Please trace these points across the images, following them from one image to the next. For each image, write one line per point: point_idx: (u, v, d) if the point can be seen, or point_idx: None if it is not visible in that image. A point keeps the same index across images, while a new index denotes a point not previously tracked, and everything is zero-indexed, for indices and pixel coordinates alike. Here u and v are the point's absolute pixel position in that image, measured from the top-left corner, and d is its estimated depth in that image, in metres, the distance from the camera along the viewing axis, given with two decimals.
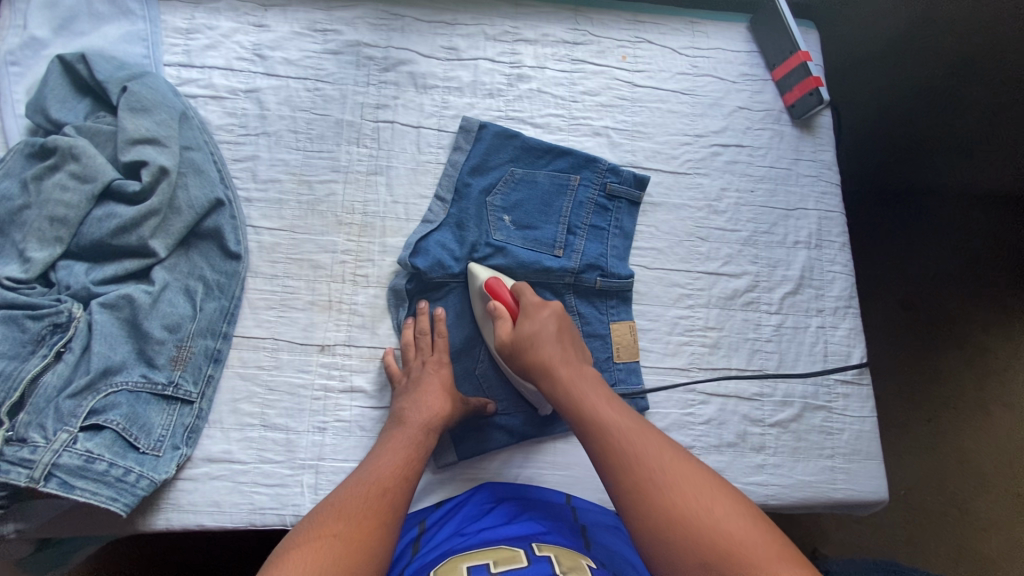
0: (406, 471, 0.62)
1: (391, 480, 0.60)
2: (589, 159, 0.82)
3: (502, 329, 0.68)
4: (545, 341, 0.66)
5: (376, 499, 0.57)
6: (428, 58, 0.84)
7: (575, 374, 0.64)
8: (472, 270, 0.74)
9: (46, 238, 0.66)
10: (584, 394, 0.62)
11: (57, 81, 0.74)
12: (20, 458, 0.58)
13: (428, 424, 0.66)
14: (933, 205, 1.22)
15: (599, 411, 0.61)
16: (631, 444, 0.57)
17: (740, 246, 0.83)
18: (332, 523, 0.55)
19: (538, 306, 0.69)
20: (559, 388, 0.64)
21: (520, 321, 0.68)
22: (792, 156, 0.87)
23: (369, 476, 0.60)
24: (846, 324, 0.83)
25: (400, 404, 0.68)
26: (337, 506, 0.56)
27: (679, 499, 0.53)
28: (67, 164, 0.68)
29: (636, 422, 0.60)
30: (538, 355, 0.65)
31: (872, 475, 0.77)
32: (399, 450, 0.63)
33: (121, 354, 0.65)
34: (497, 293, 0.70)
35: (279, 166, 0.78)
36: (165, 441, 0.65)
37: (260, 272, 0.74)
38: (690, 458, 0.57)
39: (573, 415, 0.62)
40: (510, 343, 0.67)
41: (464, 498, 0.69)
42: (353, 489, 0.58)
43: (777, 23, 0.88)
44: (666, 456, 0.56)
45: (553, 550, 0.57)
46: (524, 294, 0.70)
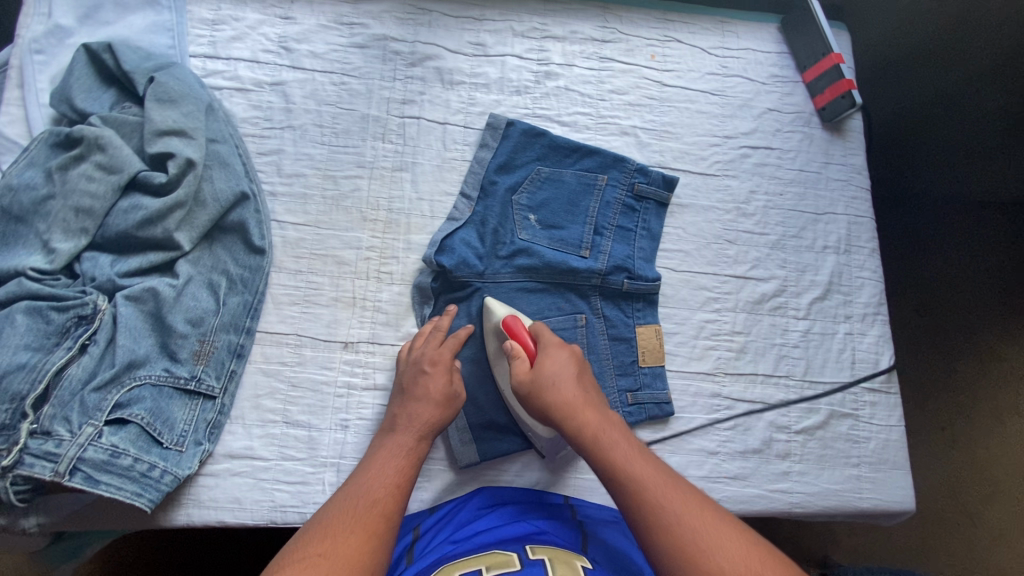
0: (398, 481, 0.59)
1: (380, 493, 0.57)
2: (617, 159, 0.81)
3: (520, 369, 0.65)
4: (566, 383, 0.64)
5: (364, 511, 0.55)
6: (456, 53, 0.83)
7: (603, 424, 0.62)
8: (489, 307, 0.71)
9: (71, 229, 0.66)
10: (613, 443, 0.60)
11: (83, 72, 0.73)
12: (44, 452, 0.57)
13: (420, 430, 0.64)
14: (946, 215, 1.22)
15: (632, 464, 0.58)
16: (669, 502, 0.54)
17: (769, 250, 0.82)
18: (317, 545, 0.51)
19: (557, 346, 0.67)
20: (585, 435, 0.61)
21: (539, 361, 0.66)
22: (822, 159, 0.86)
23: (358, 489, 0.57)
24: (874, 331, 0.82)
25: (397, 405, 0.66)
26: (324, 524, 0.54)
27: (727, 564, 0.50)
28: (92, 154, 0.67)
29: (669, 477, 0.57)
30: (561, 401, 0.63)
31: (900, 485, 0.76)
32: (389, 459, 0.61)
33: (145, 348, 0.65)
34: (514, 333, 0.68)
35: (304, 160, 0.77)
36: (187, 436, 0.64)
37: (284, 267, 0.74)
38: (727, 516, 0.54)
39: (605, 470, 0.59)
40: (528, 386, 0.64)
41: (469, 494, 0.68)
42: (339, 506, 0.56)
43: (810, 24, 0.86)
44: (703, 512, 0.53)
45: (546, 551, 0.57)
46: (543, 333, 0.68)
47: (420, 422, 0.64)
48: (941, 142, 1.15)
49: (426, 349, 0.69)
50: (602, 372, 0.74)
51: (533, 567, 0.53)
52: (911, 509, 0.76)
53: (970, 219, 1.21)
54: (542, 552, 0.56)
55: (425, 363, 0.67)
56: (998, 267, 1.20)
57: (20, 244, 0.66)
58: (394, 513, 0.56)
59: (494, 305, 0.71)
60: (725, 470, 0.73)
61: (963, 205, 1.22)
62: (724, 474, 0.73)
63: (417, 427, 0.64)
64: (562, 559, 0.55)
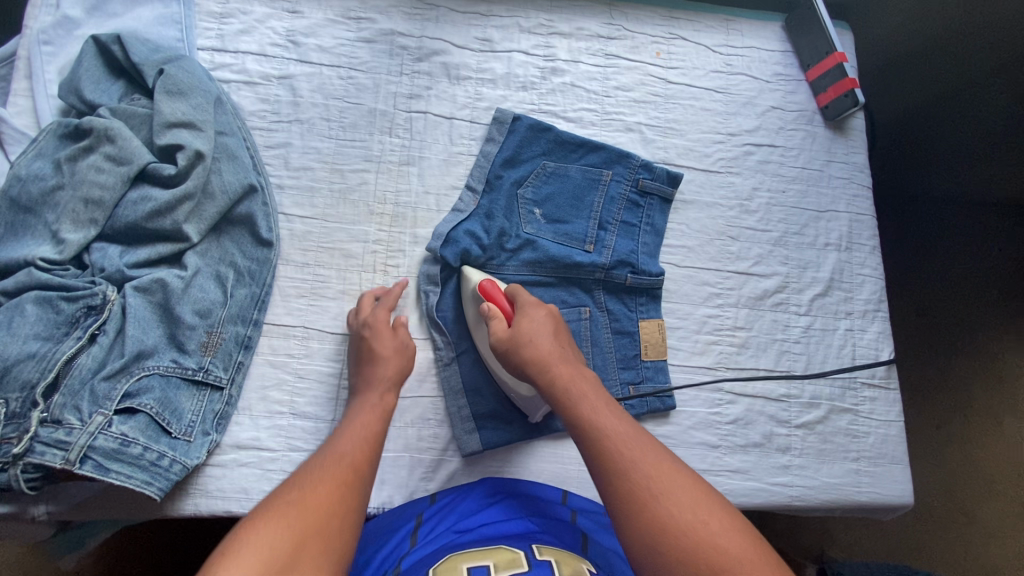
0: (368, 436, 0.59)
1: (348, 445, 0.58)
2: (622, 155, 0.81)
3: (497, 329, 0.67)
4: (541, 338, 0.65)
5: (334, 463, 0.55)
6: (463, 49, 0.84)
7: (575, 375, 0.63)
8: (466, 273, 0.73)
9: (80, 220, 0.66)
10: (582, 393, 0.61)
11: (91, 63, 0.73)
12: (55, 440, 0.57)
13: (383, 386, 0.65)
14: (944, 213, 1.24)
15: (598, 414, 0.59)
16: (628, 449, 0.55)
17: (771, 246, 0.83)
18: (289, 494, 0.51)
19: (532, 306, 0.69)
20: (553, 385, 0.62)
21: (516, 321, 0.67)
22: (825, 157, 0.87)
23: (331, 448, 0.57)
24: (874, 327, 0.83)
25: (358, 367, 0.67)
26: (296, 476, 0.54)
27: (674, 509, 0.50)
28: (101, 145, 0.67)
29: (633, 427, 0.58)
30: (533, 354, 0.64)
31: (898, 479, 0.77)
32: (358, 415, 0.62)
33: (153, 338, 0.65)
34: (490, 296, 0.69)
35: (311, 154, 0.78)
36: (196, 426, 0.65)
37: (292, 260, 0.74)
38: (687, 466, 0.55)
39: (570, 416, 0.60)
40: (502, 343, 0.66)
41: (468, 485, 0.69)
42: (311, 463, 0.56)
43: (814, 23, 0.87)
44: (660, 462, 0.54)
45: (553, 553, 0.57)
46: (519, 295, 0.70)
47: (388, 378, 0.66)
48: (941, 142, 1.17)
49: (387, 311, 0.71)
50: (605, 364, 0.75)
51: (539, 565, 0.53)
52: (909, 504, 0.77)
53: (966, 218, 1.23)
54: (547, 552, 0.56)
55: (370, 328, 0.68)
56: (985, 266, 1.22)
57: (29, 234, 0.66)
58: (365, 465, 0.56)
59: (470, 274, 0.73)
60: (726, 464, 0.74)
61: (957, 204, 1.24)
62: (726, 467, 0.74)
63: (386, 383, 0.66)
64: (568, 561, 0.55)
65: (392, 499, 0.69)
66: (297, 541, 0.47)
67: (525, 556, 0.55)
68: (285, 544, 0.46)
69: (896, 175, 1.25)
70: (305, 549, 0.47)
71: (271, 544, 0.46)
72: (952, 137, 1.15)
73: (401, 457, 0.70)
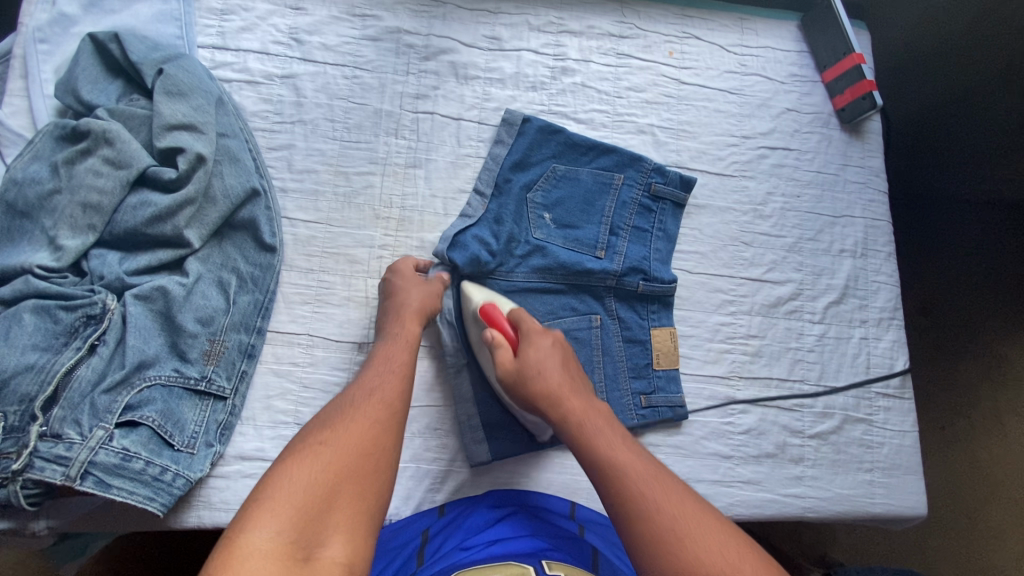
0: (397, 372, 0.60)
1: (381, 381, 0.59)
2: (634, 158, 0.79)
3: (504, 358, 0.65)
4: (551, 371, 0.64)
5: (365, 404, 0.56)
6: (471, 47, 0.81)
7: (591, 413, 0.61)
8: (466, 291, 0.71)
9: (78, 226, 0.64)
10: (598, 434, 0.59)
11: (88, 62, 0.71)
12: (55, 456, 0.56)
13: (412, 320, 0.66)
14: (951, 214, 1.23)
15: (618, 456, 0.57)
16: (652, 493, 0.53)
17: (785, 253, 0.81)
18: (322, 434, 0.53)
19: (539, 333, 0.67)
20: (568, 423, 0.61)
21: (521, 350, 0.65)
22: (840, 162, 0.85)
23: (359, 387, 0.58)
24: (889, 336, 0.81)
25: (383, 308, 0.68)
26: (326, 417, 0.55)
27: (703, 555, 0.49)
28: (99, 148, 0.65)
29: (653, 465, 0.57)
30: (545, 388, 0.62)
31: (912, 490, 0.76)
32: (387, 352, 0.63)
33: (155, 348, 0.63)
34: (493, 321, 0.67)
35: (316, 156, 0.76)
36: (198, 438, 0.63)
37: (296, 266, 0.72)
38: (708, 505, 0.54)
39: (588, 456, 0.58)
40: (512, 373, 0.64)
41: (476, 498, 0.67)
42: (341, 402, 0.57)
43: (831, 23, 0.85)
44: (686, 504, 0.53)
45: (564, 567, 0.56)
46: (523, 320, 0.68)
47: (412, 310, 0.67)
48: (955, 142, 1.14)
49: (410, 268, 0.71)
50: (617, 374, 0.74)
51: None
52: (922, 515, 0.76)
53: (973, 218, 1.22)
54: (558, 567, 0.56)
55: (394, 276, 0.70)
56: (992, 267, 1.20)
57: (26, 240, 0.64)
58: (396, 399, 0.58)
59: (471, 292, 0.71)
60: (738, 474, 0.72)
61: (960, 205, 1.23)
62: (738, 478, 0.73)
63: (411, 316, 0.66)
64: None
65: (399, 511, 0.68)
66: (331, 486, 0.49)
67: (536, 571, 0.54)
68: (318, 490, 0.48)
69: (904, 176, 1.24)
70: (340, 493, 0.49)
71: (305, 493, 0.48)
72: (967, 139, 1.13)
73: (409, 468, 0.69)
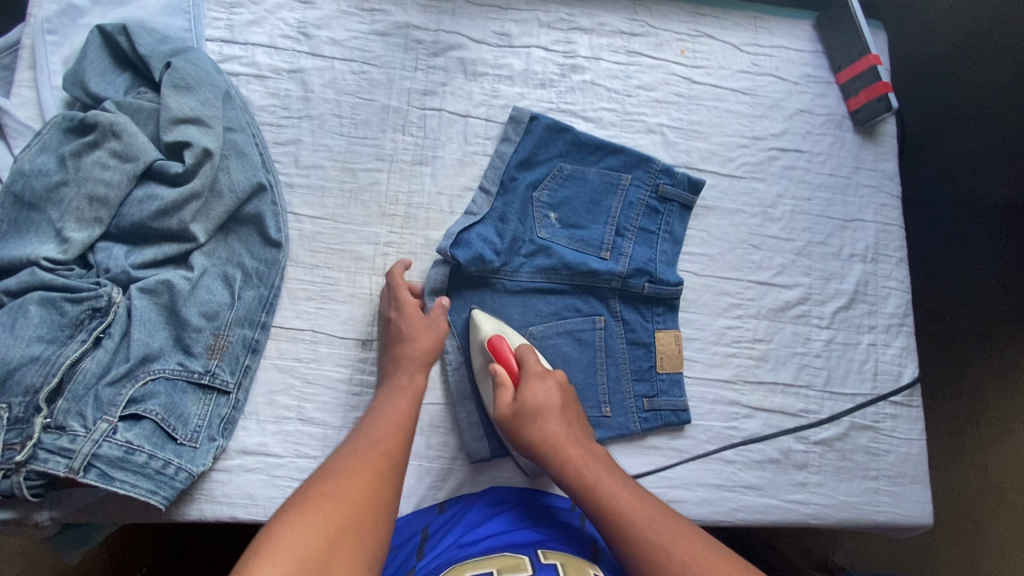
0: (398, 419, 0.60)
1: (384, 432, 0.59)
2: (642, 158, 0.78)
3: (503, 399, 0.64)
4: (549, 419, 0.63)
5: (369, 455, 0.56)
6: (480, 43, 0.80)
7: (587, 458, 0.61)
8: (477, 321, 0.71)
9: (85, 218, 0.64)
10: (601, 482, 0.59)
11: (97, 54, 0.71)
12: (59, 447, 0.56)
13: (416, 368, 0.66)
14: (959, 222, 1.18)
15: (620, 501, 0.57)
16: (657, 536, 0.55)
17: (794, 256, 0.80)
18: (324, 485, 0.53)
19: (540, 375, 0.66)
20: (571, 473, 0.61)
21: (522, 391, 0.64)
22: (853, 164, 0.84)
23: (360, 439, 0.58)
24: (898, 342, 0.80)
25: (389, 351, 0.68)
26: (329, 469, 0.55)
27: None
28: (106, 140, 0.65)
29: (657, 509, 0.57)
30: (542, 438, 0.62)
31: (918, 499, 0.75)
32: (392, 402, 0.62)
33: (159, 341, 0.64)
34: (498, 355, 0.67)
35: (323, 151, 0.75)
36: (201, 432, 0.63)
37: (301, 262, 0.72)
38: (715, 543, 0.55)
39: (594, 508, 0.58)
40: (510, 416, 0.63)
41: (474, 495, 0.68)
42: (344, 451, 0.57)
43: (848, 22, 0.83)
44: (696, 548, 0.54)
45: (559, 557, 0.56)
46: (526, 358, 0.66)
47: (418, 357, 0.67)
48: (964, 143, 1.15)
49: (401, 284, 0.71)
50: (619, 376, 0.73)
51: (543, 569, 0.53)
52: (927, 524, 0.76)
53: (980, 225, 1.18)
54: (553, 556, 0.56)
55: (396, 309, 0.69)
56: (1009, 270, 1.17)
57: (33, 231, 0.64)
58: (398, 454, 0.58)
59: (481, 322, 0.71)
60: (740, 479, 0.72)
61: (970, 211, 1.18)
62: (740, 483, 0.72)
63: (415, 364, 0.66)
64: (574, 565, 0.55)
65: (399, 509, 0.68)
66: (332, 538, 0.48)
67: (530, 561, 0.55)
68: (320, 547, 0.47)
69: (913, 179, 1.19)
70: (339, 545, 0.48)
71: (307, 544, 0.47)
72: (973, 140, 1.14)
73: (410, 466, 0.69)
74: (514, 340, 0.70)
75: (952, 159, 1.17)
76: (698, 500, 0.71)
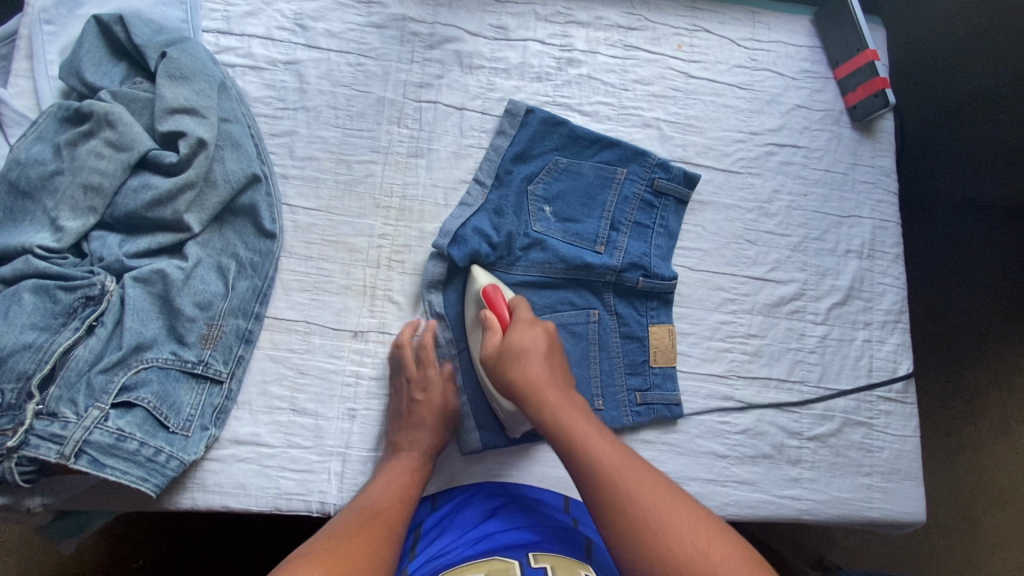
0: (399, 489, 0.63)
1: (387, 507, 0.60)
2: (638, 152, 0.78)
3: (491, 341, 0.65)
4: (533, 360, 0.63)
5: (372, 523, 0.58)
6: (476, 36, 0.80)
7: (564, 399, 0.61)
8: (473, 273, 0.71)
9: (79, 207, 0.64)
10: (574, 420, 0.59)
11: (93, 44, 0.71)
12: (51, 434, 0.57)
13: (422, 453, 0.66)
14: (960, 219, 1.17)
15: (591, 441, 0.57)
16: (622, 476, 0.54)
17: (790, 252, 0.80)
18: (325, 546, 0.54)
19: (529, 324, 0.66)
20: (545, 412, 0.60)
21: (509, 333, 0.65)
22: (850, 160, 0.83)
23: (363, 505, 0.60)
24: (893, 339, 0.80)
25: (397, 426, 0.68)
26: (332, 533, 0.56)
27: (677, 542, 0.50)
28: (101, 130, 0.66)
29: (626, 453, 0.57)
30: (524, 375, 0.62)
31: (911, 496, 0.75)
32: (395, 479, 0.64)
33: (152, 331, 0.64)
34: (492, 303, 0.68)
35: (318, 143, 0.75)
36: (194, 421, 0.64)
37: (295, 253, 0.72)
38: (680, 491, 0.55)
39: (563, 444, 0.58)
40: (495, 356, 0.64)
41: (472, 489, 0.68)
42: (345, 520, 0.58)
43: (847, 18, 0.83)
44: (659, 491, 0.54)
45: (549, 559, 0.56)
46: (518, 309, 0.67)
47: (425, 444, 0.67)
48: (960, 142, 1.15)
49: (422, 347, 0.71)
50: (613, 369, 0.73)
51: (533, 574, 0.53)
52: (920, 521, 0.75)
53: (978, 226, 1.17)
54: (544, 558, 0.56)
55: (417, 391, 0.69)
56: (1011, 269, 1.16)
57: (28, 220, 0.64)
58: (398, 525, 0.59)
59: (477, 274, 0.71)
60: (732, 474, 0.72)
61: (968, 209, 1.17)
62: (732, 478, 0.72)
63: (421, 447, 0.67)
64: (564, 567, 0.55)
65: None
66: None
67: (520, 564, 0.55)
68: None
69: (912, 175, 1.18)
70: None
71: None
72: (973, 137, 1.15)
73: None
74: (510, 296, 0.71)
75: (954, 156, 1.16)
76: (690, 494, 0.71)
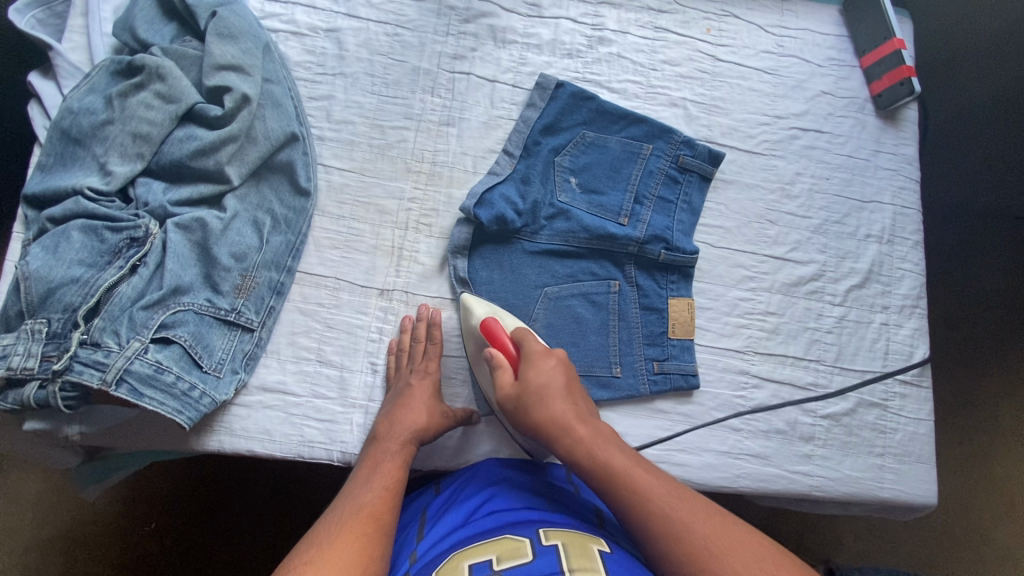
0: (386, 479, 0.60)
1: (373, 498, 0.57)
2: (665, 130, 0.80)
3: (503, 379, 0.64)
4: (554, 399, 0.62)
5: (356, 519, 0.55)
6: (510, 12, 0.83)
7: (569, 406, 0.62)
8: (470, 306, 0.70)
9: (127, 154, 0.67)
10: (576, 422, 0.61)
11: (146, 3, 0.74)
12: (94, 361, 0.59)
13: (406, 436, 0.64)
14: (969, 223, 1.18)
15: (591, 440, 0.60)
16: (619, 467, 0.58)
17: (811, 233, 0.81)
18: (305, 555, 0.51)
19: (543, 355, 0.65)
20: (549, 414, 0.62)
21: (523, 372, 0.64)
22: (873, 147, 0.84)
23: (348, 501, 0.57)
24: (910, 324, 0.81)
25: (385, 415, 0.66)
26: (314, 539, 0.53)
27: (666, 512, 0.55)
28: (152, 83, 0.68)
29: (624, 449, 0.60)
30: (541, 409, 0.61)
31: (923, 479, 0.75)
32: (380, 471, 0.61)
33: (190, 276, 0.66)
34: (497, 337, 0.67)
35: (354, 108, 0.78)
36: (225, 363, 0.66)
37: (328, 212, 0.75)
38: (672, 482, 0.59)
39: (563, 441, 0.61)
40: (513, 397, 0.63)
41: (474, 468, 0.68)
42: (329, 522, 0.55)
43: (875, 7, 0.84)
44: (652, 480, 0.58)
45: (559, 536, 0.56)
46: (526, 340, 0.66)
47: (410, 427, 0.65)
48: (976, 143, 1.17)
49: (416, 332, 0.72)
50: (631, 339, 0.75)
51: (545, 553, 0.53)
52: (931, 506, 0.76)
53: (987, 232, 1.18)
54: (555, 535, 0.56)
55: (412, 377, 0.68)
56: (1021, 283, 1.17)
57: (77, 165, 0.67)
58: (387, 515, 0.56)
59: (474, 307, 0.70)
60: (745, 448, 0.73)
61: (980, 214, 1.18)
62: (746, 451, 0.73)
63: (403, 433, 0.64)
64: (576, 543, 0.55)
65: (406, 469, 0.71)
66: None
67: (530, 544, 0.55)
68: None
69: (930, 169, 1.18)
70: None
71: None
72: (990, 143, 1.17)
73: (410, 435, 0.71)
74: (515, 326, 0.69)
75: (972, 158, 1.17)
76: (703, 464, 0.72)
